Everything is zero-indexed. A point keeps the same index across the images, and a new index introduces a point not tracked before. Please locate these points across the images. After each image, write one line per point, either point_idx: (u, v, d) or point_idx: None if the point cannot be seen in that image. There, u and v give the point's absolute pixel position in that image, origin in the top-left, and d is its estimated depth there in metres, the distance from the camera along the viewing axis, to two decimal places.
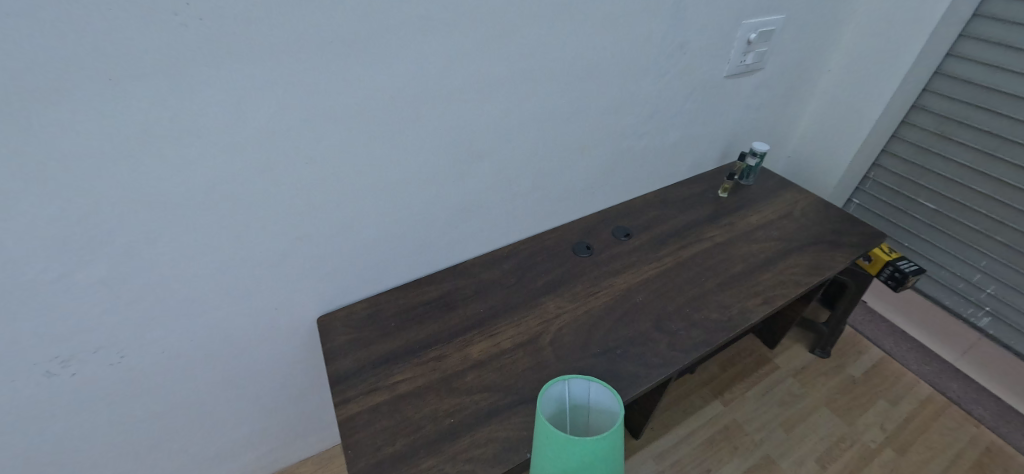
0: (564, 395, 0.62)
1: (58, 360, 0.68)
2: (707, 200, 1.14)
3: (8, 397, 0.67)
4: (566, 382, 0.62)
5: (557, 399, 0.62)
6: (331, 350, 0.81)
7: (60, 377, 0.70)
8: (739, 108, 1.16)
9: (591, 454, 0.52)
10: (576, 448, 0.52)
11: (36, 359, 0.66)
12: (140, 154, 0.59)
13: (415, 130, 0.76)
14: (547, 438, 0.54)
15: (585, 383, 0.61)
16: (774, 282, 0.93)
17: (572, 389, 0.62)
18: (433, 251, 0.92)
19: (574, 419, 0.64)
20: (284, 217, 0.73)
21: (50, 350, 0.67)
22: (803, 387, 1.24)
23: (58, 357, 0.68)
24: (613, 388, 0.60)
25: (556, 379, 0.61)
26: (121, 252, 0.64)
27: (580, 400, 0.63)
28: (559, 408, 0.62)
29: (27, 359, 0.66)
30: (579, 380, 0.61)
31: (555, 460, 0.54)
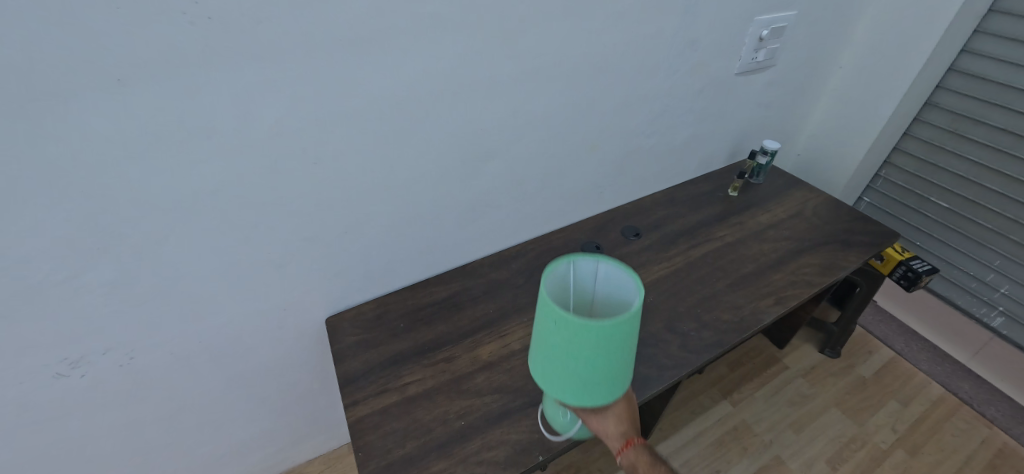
0: (569, 277, 0.54)
1: (68, 361, 0.68)
2: (717, 200, 1.13)
3: (18, 398, 0.67)
4: (571, 263, 0.53)
5: (560, 282, 0.53)
6: (340, 351, 0.80)
7: (69, 379, 0.69)
8: (750, 106, 1.15)
9: (607, 339, 0.46)
10: (590, 333, 0.45)
11: (45, 360, 0.66)
12: (149, 154, 0.58)
13: (424, 129, 0.75)
14: (555, 325, 0.47)
15: (593, 262, 0.53)
16: (786, 283, 0.92)
17: (578, 271, 0.54)
18: (441, 251, 0.92)
19: (578, 303, 0.56)
20: (293, 218, 0.72)
21: (60, 351, 0.66)
22: (812, 387, 1.23)
23: (67, 359, 0.68)
24: (627, 266, 0.51)
25: (560, 260, 0.52)
26: (131, 253, 0.64)
27: (585, 282, 0.55)
28: (562, 292, 0.55)
29: (38, 360, 0.65)
30: (585, 260, 0.53)
31: (563, 349, 0.48)
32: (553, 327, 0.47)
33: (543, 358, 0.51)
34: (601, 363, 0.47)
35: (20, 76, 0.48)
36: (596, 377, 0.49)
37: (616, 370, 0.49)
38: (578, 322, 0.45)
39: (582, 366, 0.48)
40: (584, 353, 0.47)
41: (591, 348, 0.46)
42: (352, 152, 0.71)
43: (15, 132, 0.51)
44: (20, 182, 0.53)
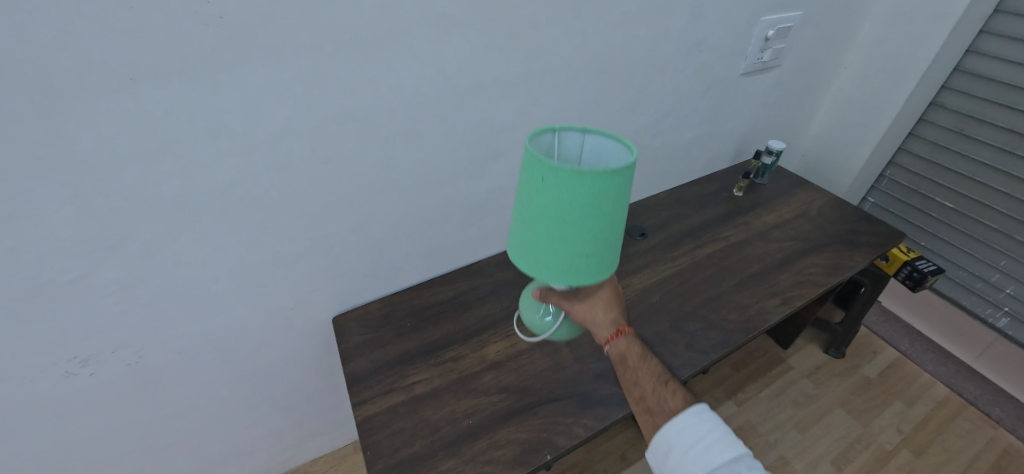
0: (553, 149, 0.57)
1: (77, 360, 0.68)
2: (722, 199, 1.13)
3: (27, 396, 0.67)
4: (556, 135, 0.56)
5: (546, 151, 0.56)
6: (347, 350, 0.80)
7: (78, 377, 0.69)
8: (755, 105, 1.15)
9: (601, 192, 0.48)
10: (586, 184, 0.47)
11: (54, 359, 0.66)
12: (160, 154, 0.58)
13: (431, 128, 0.75)
14: (543, 183, 0.49)
15: (579, 135, 0.56)
16: (792, 283, 0.92)
17: (563, 143, 0.57)
18: (447, 250, 0.92)
19: None
20: (301, 217, 0.73)
21: (70, 350, 0.67)
22: (817, 388, 1.23)
23: (77, 357, 0.68)
24: (612, 133, 0.55)
25: (545, 129, 0.54)
26: (141, 253, 0.64)
27: (570, 154, 0.58)
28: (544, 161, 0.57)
29: (47, 359, 0.66)
30: (571, 133, 0.56)
31: (554, 210, 0.50)
32: (543, 184, 0.49)
33: (529, 225, 0.53)
34: (592, 223, 0.50)
35: (33, 75, 0.49)
36: (587, 238, 0.51)
37: (604, 231, 0.51)
38: (574, 174, 0.46)
39: (573, 225, 0.50)
40: (576, 210, 0.49)
41: (585, 202, 0.48)
42: (359, 151, 0.71)
43: (30, 132, 0.51)
44: (32, 181, 0.54)
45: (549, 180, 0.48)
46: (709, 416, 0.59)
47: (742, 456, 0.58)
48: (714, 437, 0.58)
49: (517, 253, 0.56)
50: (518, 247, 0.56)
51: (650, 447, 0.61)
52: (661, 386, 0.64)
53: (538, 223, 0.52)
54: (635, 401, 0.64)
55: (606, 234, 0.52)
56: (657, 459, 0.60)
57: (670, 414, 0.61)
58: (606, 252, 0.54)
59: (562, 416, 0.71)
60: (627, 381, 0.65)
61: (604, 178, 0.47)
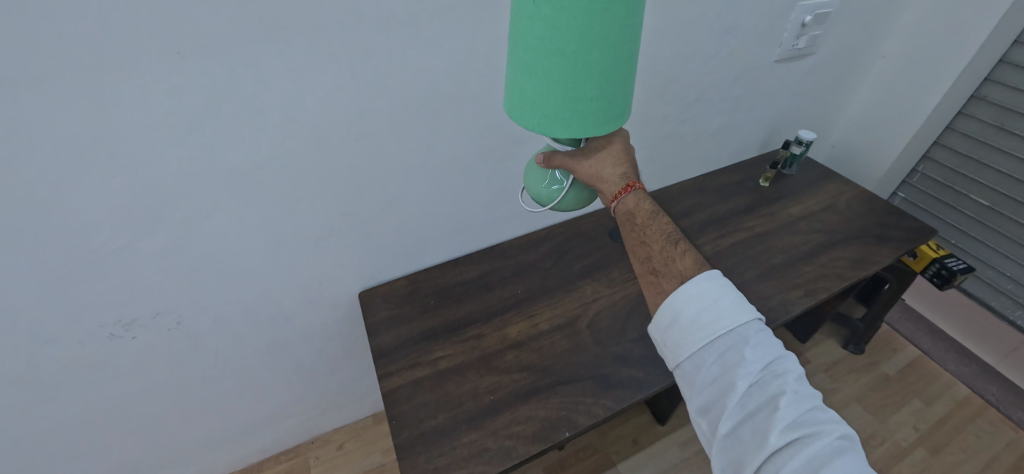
0: None
1: (121, 323, 0.71)
2: (748, 189, 1.11)
3: (75, 355, 0.71)
4: None
5: None
6: (373, 324, 0.82)
7: (122, 340, 0.73)
8: (787, 94, 1.13)
9: (602, 10, 0.45)
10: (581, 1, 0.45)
11: (101, 321, 0.70)
12: (202, 127, 0.60)
13: (460, 107, 0.75)
14: (535, 6, 0.46)
15: None
16: (816, 275, 0.91)
17: None
18: (471, 230, 0.93)
19: None
20: (332, 194, 0.74)
21: (115, 314, 0.70)
22: (834, 382, 1.22)
23: (121, 321, 0.71)
24: None
25: None
26: (181, 223, 0.66)
27: None
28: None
29: (94, 321, 0.69)
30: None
31: (548, 36, 0.47)
32: (535, 7, 0.46)
33: (525, 64, 0.50)
34: (592, 50, 0.47)
35: (87, 47, 0.50)
36: (591, 72, 0.48)
37: (608, 66, 0.49)
38: None
39: (570, 54, 0.47)
40: (576, 33, 0.46)
41: (583, 18, 0.45)
42: (391, 129, 0.72)
43: (82, 103, 0.53)
44: (83, 152, 0.56)
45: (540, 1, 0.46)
46: (721, 282, 0.56)
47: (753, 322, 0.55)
48: (725, 302, 0.55)
49: (515, 102, 0.53)
50: (516, 93, 0.53)
51: (655, 316, 0.59)
52: (670, 246, 0.61)
53: (536, 61, 0.49)
54: (644, 265, 0.62)
55: (610, 69, 0.49)
56: (662, 329, 0.58)
57: (679, 277, 0.59)
58: (613, 91, 0.51)
59: (581, 396, 0.73)
60: (634, 241, 0.63)
61: None
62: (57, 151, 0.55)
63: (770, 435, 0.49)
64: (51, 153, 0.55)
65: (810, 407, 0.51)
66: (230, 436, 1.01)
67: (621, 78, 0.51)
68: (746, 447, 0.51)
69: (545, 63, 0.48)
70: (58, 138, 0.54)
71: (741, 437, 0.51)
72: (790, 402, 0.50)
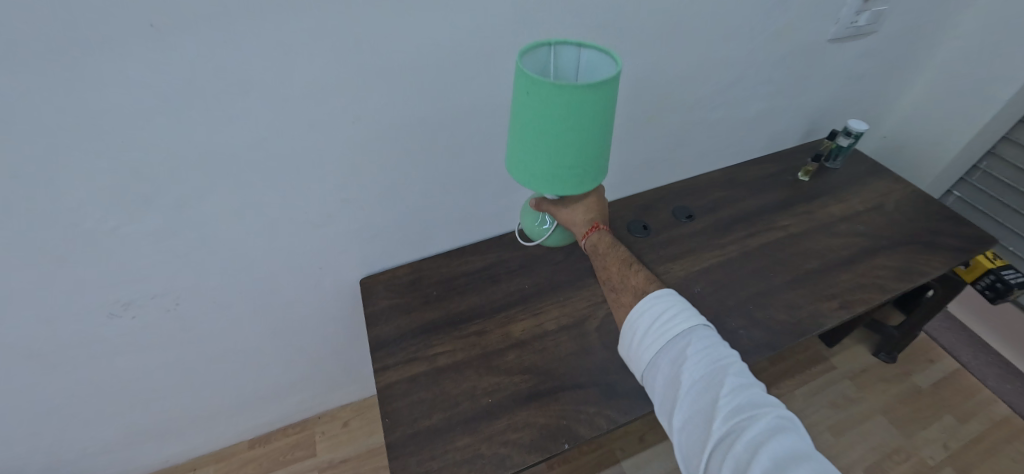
0: (549, 63, 0.59)
1: (120, 303, 0.70)
2: (785, 183, 1.02)
3: (77, 331, 0.71)
4: (552, 52, 0.58)
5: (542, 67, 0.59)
6: (373, 313, 0.79)
7: (122, 318, 0.72)
8: (838, 78, 1.01)
9: (585, 104, 0.50)
10: (565, 96, 0.49)
11: (99, 300, 0.69)
12: (186, 107, 0.55)
13: (470, 88, 0.68)
14: (528, 96, 0.51)
15: (575, 52, 0.58)
16: (854, 285, 0.83)
17: (560, 60, 0.59)
18: (479, 218, 0.88)
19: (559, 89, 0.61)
20: (329, 179, 0.70)
21: (114, 294, 0.69)
22: (859, 391, 1.15)
23: (120, 301, 0.70)
24: (605, 49, 0.56)
25: (540, 42, 0.56)
26: (173, 206, 0.63)
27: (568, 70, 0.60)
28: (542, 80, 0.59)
29: (94, 300, 0.68)
30: (567, 48, 0.58)
31: (537, 120, 0.52)
32: (528, 97, 0.51)
33: (521, 136, 0.55)
34: (577, 133, 0.52)
35: (58, 18, 0.46)
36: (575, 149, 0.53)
37: (590, 142, 0.53)
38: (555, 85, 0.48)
39: (556, 137, 0.52)
40: (562, 121, 0.51)
41: (569, 111, 0.50)
42: (393, 111, 0.66)
43: (59, 80, 0.49)
44: (62, 131, 0.52)
45: (531, 93, 0.50)
46: (670, 297, 0.58)
47: (698, 325, 0.57)
48: (672, 312, 0.57)
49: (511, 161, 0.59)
50: (512, 155, 0.58)
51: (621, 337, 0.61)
52: (626, 270, 0.64)
53: (526, 135, 0.54)
54: (603, 285, 0.66)
55: (593, 146, 0.54)
56: (626, 350, 0.60)
57: None
58: (594, 157, 0.55)
59: (584, 405, 0.69)
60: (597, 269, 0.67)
61: (585, 90, 0.48)
62: (34, 130, 0.51)
63: (714, 424, 0.49)
64: (29, 132, 0.51)
65: (753, 396, 0.50)
66: (237, 408, 1.02)
67: (601, 147, 0.55)
68: (695, 442, 0.49)
69: (534, 139, 0.54)
70: (35, 117, 0.50)
71: (694, 435, 0.50)
72: (731, 390, 0.50)
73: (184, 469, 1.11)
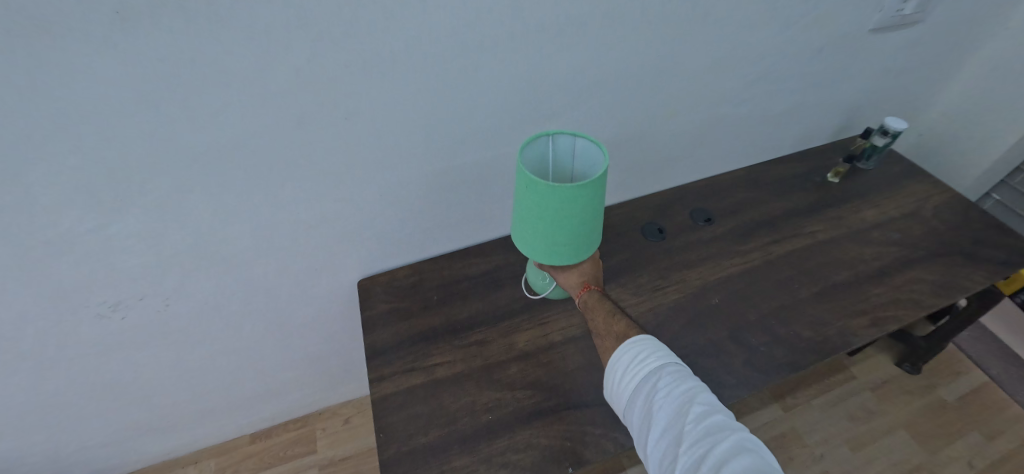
0: (547, 151, 0.64)
1: (108, 304, 0.67)
2: (813, 185, 0.95)
3: (68, 331, 0.69)
4: (551, 140, 0.63)
5: (541, 155, 0.63)
6: (369, 318, 0.75)
7: (111, 319, 0.70)
8: (877, 71, 0.93)
9: (575, 200, 0.55)
10: (557, 194, 0.54)
11: (85, 302, 0.66)
12: (161, 100, 0.50)
13: (475, 82, 0.62)
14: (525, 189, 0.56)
15: (571, 139, 0.62)
16: (887, 300, 0.77)
17: (557, 147, 0.63)
18: (484, 219, 0.82)
19: (557, 172, 0.66)
20: (322, 179, 0.64)
21: (101, 295, 0.66)
22: (880, 404, 1.10)
23: (108, 302, 0.67)
24: (597, 141, 0.60)
25: (538, 134, 0.61)
26: (154, 206, 0.59)
27: (564, 154, 0.64)
28: (542, 166, 0.65)
29: (81, 301, 0.65)
30: (563, 135, 0.62)
31: (533, 210, 0.57)
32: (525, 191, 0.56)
33: (520, 219, 0.60)
34: (569, 222, 0.57)
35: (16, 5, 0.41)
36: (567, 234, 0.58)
37: (584, 225, 0.58)
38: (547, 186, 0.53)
39: (551, 224, 0.57)
40: (555, 213, 0.56)
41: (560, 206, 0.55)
42: (391, 106, 0.60)
43: (23, 74, 0.44)
44: (29, 130, 0.48)
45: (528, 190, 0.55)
46: (640, 340, 0.58)
47: (669, 363, 0.55)
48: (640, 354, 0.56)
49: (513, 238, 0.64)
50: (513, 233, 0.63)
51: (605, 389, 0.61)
52: (609, 318, 0.62)
53: (525, 220, 0.59)
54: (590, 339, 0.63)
55: (584, 229, 0.59)
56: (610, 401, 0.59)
57: None
58: (587, 236, 0.60)
59: (590, 426, 0.64)
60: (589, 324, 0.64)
61: (574, 190, 0.53)
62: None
63: (679, 458, 0.47)
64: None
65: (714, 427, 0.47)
66: (236, 402, 1.01)
67: (592, 228, 0.60)
68: None
69: (534, 224, 0.58)
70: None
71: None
72: (694, 418, 0.48)
73: (185, 462, 1.10)
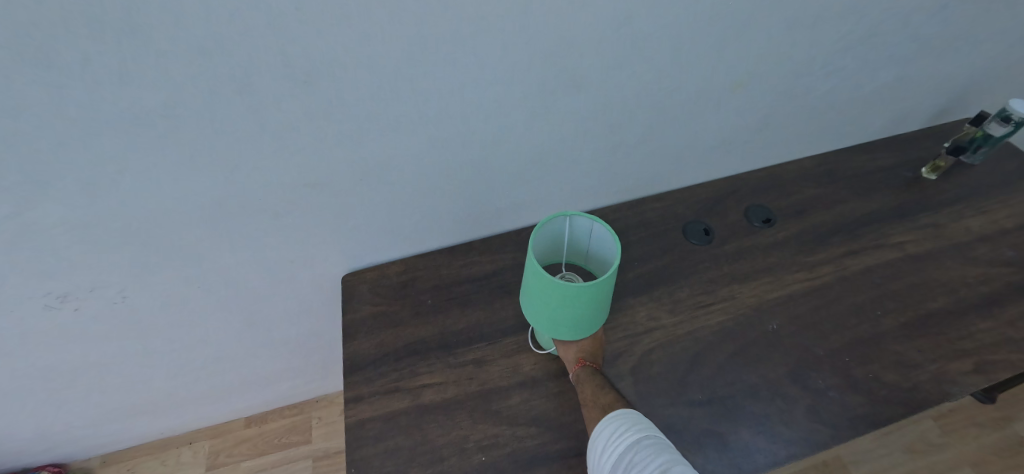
0: (563, 231, 0.53)
1: (55, 296, 0.59)
2: (902, 182, 0.77)
3: (14, 321, 0.61)
4: (569, 219, 0.52)
5: (556, 234, 0.53)
6: (352, 323, 0.64)
7: (62, 311, 0.61)
8: (1007, 37, 0.73)
9: (576, 298, 0.47)
10: (559, 290, 0.46)
11: (28, 294, 0.57)
12: (42, 61, 0.36)
13: (482, 38, 0.46)
14: (530, 272, 0.49)
15: (589, 224, 0.51)
16: (997, 340, 0.60)
17: (574, 227, 0.52)
18: (493, 210, 0.68)
19: (573, 251, 0.56)
20: (285, 161, 0.51)
21: (43, 287, 0.57)
22: (943, 436, 0.95)
23: (54, 294, 0.58)
24: (615, 235, 0.49)
25: (557, 215, 0.50)
26: (75, 191, 0.46)
27: (582, 236, 0.53)
28: (554, 245, 0.54)
29: (21, 293, 0.57)
30: (581, 219, 0.51)
31: (536, 294, 0.50)
32: (530, 274, 0.49)
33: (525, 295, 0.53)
34: (570, 314, 0.49)
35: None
36: (567, 325, 0.51)
37: (587, 314, 0.49)
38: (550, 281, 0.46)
39: (551, 311, 0.49)
40: (556, 304, 0.48)
41: (561, 300, 0.47)
42: (366, 71, 0.45)
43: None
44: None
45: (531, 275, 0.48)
46: (618, 417, 0.47)
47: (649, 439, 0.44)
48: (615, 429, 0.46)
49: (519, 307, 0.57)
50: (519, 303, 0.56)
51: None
52: (599, 391, 0.52)
53: (528, 297, 0.52)
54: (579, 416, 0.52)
55: (586, 322, 0.51)
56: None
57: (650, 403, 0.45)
58: (590, 323, 0.51)
59: None
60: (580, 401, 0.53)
61: (576, 290, 0.46)
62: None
63: None
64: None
65: None
66: (224, 389, 0.94)
67: (596, 321, 0.52)
68: None
69: (535, 304, 0.51)
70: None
71: None
72: None
73: (177, 443, 1.05)
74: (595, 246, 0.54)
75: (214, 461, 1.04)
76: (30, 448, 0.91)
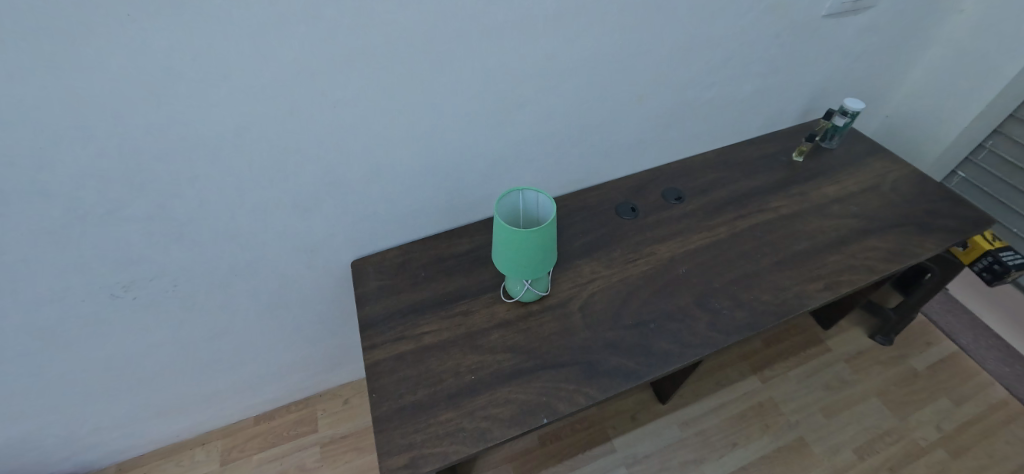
0: (519, 203, 0.74)
1: (120, 285, 0.74)
2: (779, 165, 1.01)
3: (85, 311, 0.75)
4: (522, 193, 0.73)
5: (513, 207, 0.74)
6: (363, 294, 0.82)
7: (123, 299, 0.76)
8: (834, 57, 1.00)
9: (527, 242, 0.67)
10: (514, 237, 0.67)
11: (101, 283, 0.72)
12: (167, 96, 0.56)
13: (449, 71, 0.68)
14: (496, 230, 0.69)
15: (535, 195, 0.73)
16: (842, 267, 0.82)
17: (526, 200, 0.74)
18: (467, 202, 0.88)
19: (527, 220, 0.76)
20: (313, 165, 0.70)
21: (115, 276, 0.72)
22: (854, 373, 1.16)
23: (120, 283, 0.73)
24: (554, 200, 0.70)
25: (513, 190, 0.72)
26: (161, 190, 0.64)
27: (532, 207, 0.75)
28: (513, 215, 0.75)
29: (95, 282, 0.72)
30: (530, 192, 0.72)
31: (500, 245, 0.70)
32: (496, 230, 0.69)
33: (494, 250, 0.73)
34: (526, 256, 0.69)
35: (20, 4, 0.46)
36: (524, 266, 0.70)
37: (537, 255, 0.69)
38: (508, 230, 0.66)
39: (512, 256, 0.69)
40: (514, 250, 0.68)
41: (517, 244, 0.67)
42: (374, 97, 0.66)
43: (28, 63, 0.49)
44: (35, 118, 0.53)
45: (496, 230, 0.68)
46: None
47: None
48: None
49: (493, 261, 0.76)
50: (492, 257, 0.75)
51: None
52: None
53: (496, 250, 0.72)
54: None
55: (538, 262, 0.70)
56: None
57: None
58: (542, 262, 0.71)
59: (563, 383, 0.70)
60: None
61: (526, 234, 0.66)
62: (8, 116, 0.51)
63: None
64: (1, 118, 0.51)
65: None
66: (241, 384, 1.07)
67: (546, 262, 0.71)
68: None
69: (501, 254, 0.71)
70: (7, 104, 0.51)
71: None
72: None
73: (193, 445, 1.15)
74: (543, 213, 0.74)
75: (227, 459, 1.14)
76: (57, 454, 1.00)
